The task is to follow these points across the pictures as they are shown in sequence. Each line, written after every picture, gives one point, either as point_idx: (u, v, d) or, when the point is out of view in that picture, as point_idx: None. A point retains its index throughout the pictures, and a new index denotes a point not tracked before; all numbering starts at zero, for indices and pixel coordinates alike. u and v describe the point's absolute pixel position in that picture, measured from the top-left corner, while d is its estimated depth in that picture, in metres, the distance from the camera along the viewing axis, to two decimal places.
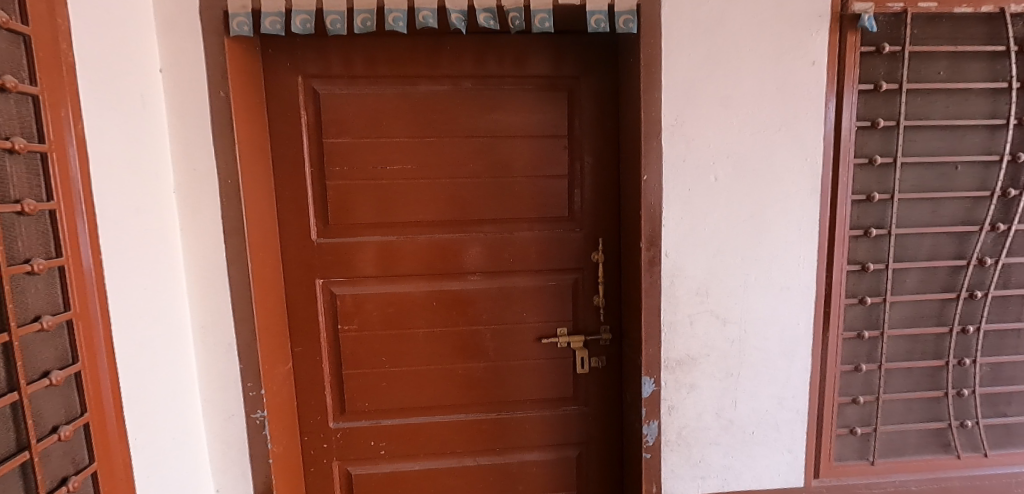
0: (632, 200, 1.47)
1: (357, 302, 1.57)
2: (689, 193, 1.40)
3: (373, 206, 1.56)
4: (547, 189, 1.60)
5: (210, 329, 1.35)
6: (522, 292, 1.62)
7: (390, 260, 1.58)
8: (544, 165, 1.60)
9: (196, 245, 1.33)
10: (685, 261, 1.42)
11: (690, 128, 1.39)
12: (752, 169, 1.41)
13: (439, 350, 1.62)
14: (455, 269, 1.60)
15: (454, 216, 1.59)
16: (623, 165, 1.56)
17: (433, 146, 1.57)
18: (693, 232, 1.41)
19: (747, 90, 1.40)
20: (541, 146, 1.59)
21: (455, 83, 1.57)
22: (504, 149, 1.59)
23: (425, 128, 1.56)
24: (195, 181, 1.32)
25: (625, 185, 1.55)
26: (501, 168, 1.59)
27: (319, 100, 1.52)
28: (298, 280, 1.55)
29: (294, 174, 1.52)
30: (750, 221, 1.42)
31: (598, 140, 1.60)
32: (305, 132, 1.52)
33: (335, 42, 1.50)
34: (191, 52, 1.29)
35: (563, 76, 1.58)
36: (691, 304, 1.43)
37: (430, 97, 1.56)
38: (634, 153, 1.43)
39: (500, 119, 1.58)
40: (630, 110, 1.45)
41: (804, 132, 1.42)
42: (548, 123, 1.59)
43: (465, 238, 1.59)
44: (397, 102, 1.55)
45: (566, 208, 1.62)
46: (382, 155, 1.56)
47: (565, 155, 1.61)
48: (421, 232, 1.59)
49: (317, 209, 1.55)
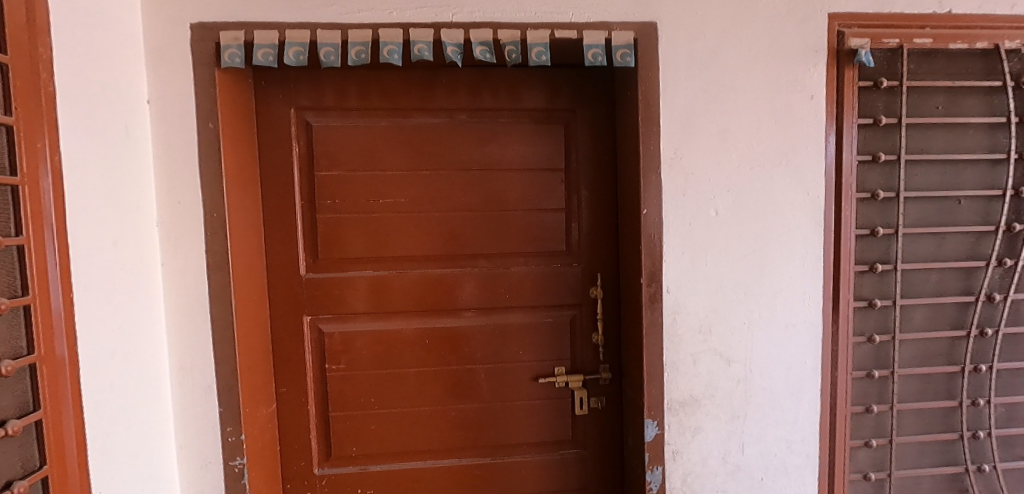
0: (631, 235, 1.43)
1: (346, 340, 1.51)
2: (690, 228, 1.37)
3: (364, 240, 1.52)
4: (544, 223, 1.57)
5: (190, 370, 1.28)
6: (518, 330, 1.56)
7: (382, 296, 1.52)
8: (540, 199, 1.57)
9: (177, 280, 1.27)
10: (687, 298, 1.37)
11: (689, 161, 1.36)
12: (753, 203, 1.38)
13: (431, 390, 1.55)
14: (449, 305, 1.55)
15: (448, 250, 1.55)
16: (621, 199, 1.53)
17: (427, 179, 1.54)
18: (695, 267, 1.37)
19: (746, 123, 1.38)
20: (537, 180, 1.56)
21: (449, 116, 1.55)
22: (499, 182, 1.55)
23: (419, 160, 1.53)
24: (179, 215, 1.27)
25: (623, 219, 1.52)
26: (496, 201, 1.55)
27: (311, 132, 1.49)
28: (285, 317, 1.49)
29: (283, 207, 1.48)
30: (753, 256, 1.38)
31: (595, 173, 1.58)
32: (295, 164, 1.49)
33: (329, 74, 1.48)
34: (179, 83, 1.26)
35: (559, 109, 1.57)
36: (694, 343, 1.38)
37: (424, 130, 1.53)
38: (633, 187, 1.40)
39: (495, 152, 1.55)
40: (628, 144, 1.43)
41: (804, 166, 1.39)
42: (545, 155, 1.57)
43: (459, 273, 1.55)
44: (390, 135, 1.52)
45: (563, 243, 1.58)
46: (374, 188, 1.52)
47: (562, 188, 1.58)
48: (413, 267, 1.54)
49: (306, 242, 1.50)
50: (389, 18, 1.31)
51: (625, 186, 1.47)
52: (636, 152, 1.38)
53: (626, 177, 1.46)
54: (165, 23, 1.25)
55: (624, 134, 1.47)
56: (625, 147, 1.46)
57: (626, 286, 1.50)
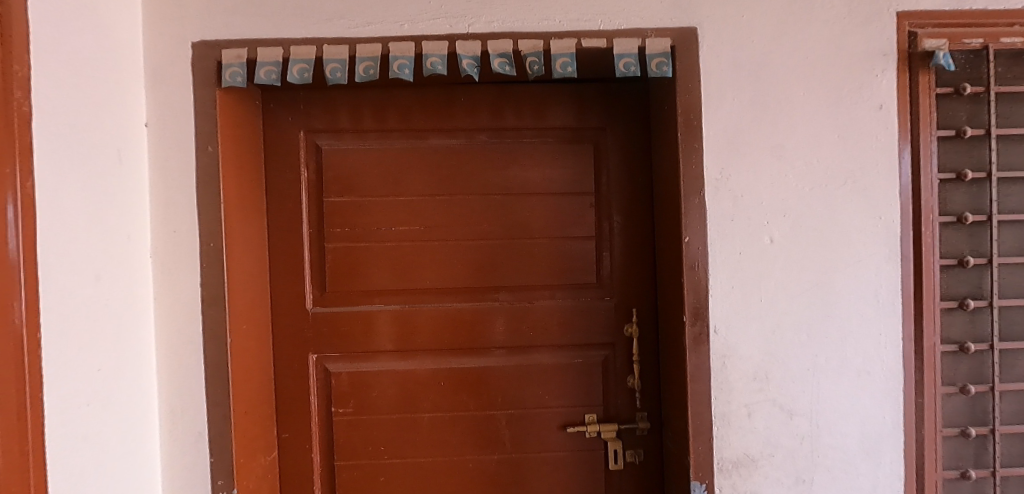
0: (670, 266, 1.26)
1: (354, 381, 1.38)
2: (740, 258, 1.19)
3: (375, 271, 1.40)
4: (572, 252, 1.42)
5: (180, 414, 1.17)
6: (543, 372, 1.40)
7: (394, 333, 1.39)
8: (568, 226, 1.42)
9: (170, 317, 1.17)
10: (739, 339, 1.19)
11: (738, 182, 1.19)
12: (813, 229, 1.19)
13: (447, 439, 1.40)
14: (466, 344, 1.40)
15: (467, 283, 1.41)
16: (657, 225, 1.37)
17: (444, 205, 1.41)
18: (747, 304, 1.19)
19: (803, 137, 1.20)
20: (565, 205, 1.42)
21: (469, 137, 1.43)
22: (523, 208, 1.42)
23: (435, 185, 1.42)
24: (173, 245, 1.18)
25: (660, 248, 1.35)
26: (520, 229, 1.42)
27: (321, 156, 1.40)
28: (289, 355, 1.37)
29: (290, 237, 1.38)
30: (815, 290, 1.19)
31: (629, 198, 1.42)
32: (304, 190, 1.40)
33: (341, 95, 1.40)
34: (178, 104, 1.18)
35: (588, 127, 1.43)
36: (748, 392, 1.18)
37: (441, 152, 1.42)
38: (672, 211, 1.24)
39: (518, 175, 1.42)
40: (666, 163, 1.27)
41: (873, 186, 1.20)
42: (573, 179, 1.43)
43: (477, 308, 1.40)
44: (405, 158, 1.41)
45: (593, 274, 1.42)
46: (388, 215, 1.41)
47: (591, 214, 1.43)
48: (428, 301, 1.41)
49: (313, 274, 1.40)
50: (401, 31, 1.20)
51: (662, 211, 1.31)
52: (675, 171, 1.22)
53: (663, 200, 1.30)
54: (166, 42, 1.19)
55: (660, 153, 1.31)
56: (661, 167, 1.31)
57: (666, 324, 1.32)
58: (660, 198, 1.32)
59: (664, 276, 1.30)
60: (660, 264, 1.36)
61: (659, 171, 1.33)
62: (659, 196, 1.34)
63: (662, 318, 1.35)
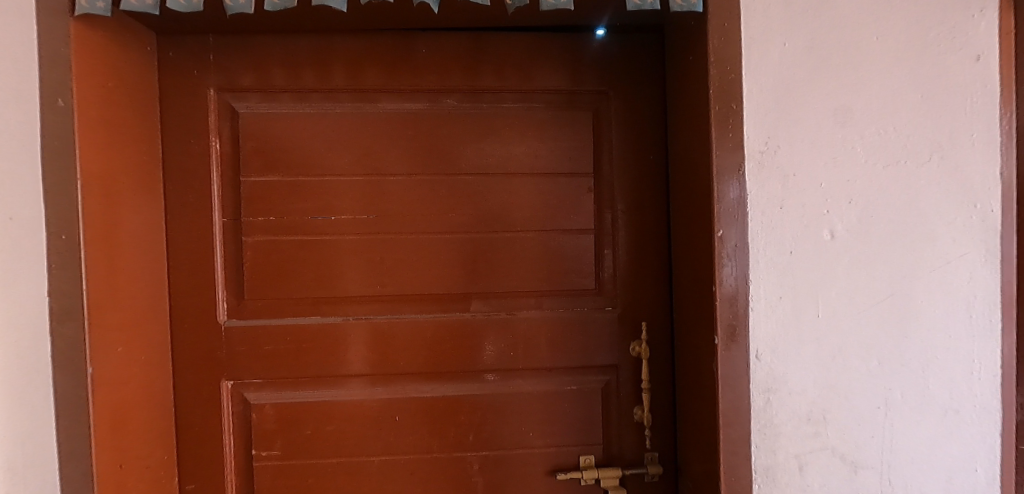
0: (694, 270, 0.95)
1: (283, 416, 1.07)
2: (791, 259, 0.88)
3: (310, 273, 1.08)
4: (565, 249, 1.11)
5: (23, 466, 0.88)
6: (527, 402, 1.10)
7: (333, 353, 1.07)
8: (560, 216, 1.11)
9: (5, 337, 0.87)
10: (788, 369, 0.89)
11: (790, 157, 0.88)
12: (888, 221, 0.89)
13: (402, 488, 1.09)
14: (428, 367, 1.09)
15: (430, 290, 1.09)
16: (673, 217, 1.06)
17: (400, 188, 1.10)
18: (799, 322, 0.89)
19: (876, 98, 0.89)
20: (554, 189, 1.11)
21: (432, 100, 1.10)
22: (501, 192, 1.10)
23: (388, 162, 1.09)
24: (11, 239, 0.87)
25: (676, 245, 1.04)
26: (497, 219, 1.10)
27: (238, 123, 1.07)
28: (195, 381, 1.05)
29: (196, 228, 1.06)
30: (889, 304, 0.90)
31: (636, 180, 1.11)
32: (215, 166, 1.07)
33: (264, 42, 1.07)
34: (18, 43, 0.85)
35: (585, 89, 1.11)
36: (800, 438, 0.89)
37: (396, 118, 1.10)
38: (697, 196, 0.92)
39: (495, 151, 1.11)
40: (688, 132, 0.96)
41: (968, 164, 0.90)
42: (565, 156, 1.11)
43: (442, 321, 1.09)
44: (349, 126, 1.09)
45: (589, 278, 1.11)
46: (326, 201, 1.08)
47: (588, 200, 1.12)
48: (378, 312, 1.09)
49: (228, 277, 1.07)
50: None
51: (680, 199, 1.00)
52: (702, 143, 0.90)
53: (681, 183, 0.99)
54: None
55: (678, 120, 1.00)
56: (680, 138, 1.00)
57: (685, 343, 1.01)
58: (677, 180, 1.01)
59: (684, 282, 1.00)
60: (675, 265, 1.06)
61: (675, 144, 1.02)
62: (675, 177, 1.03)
63: (678, 335, 1.05)
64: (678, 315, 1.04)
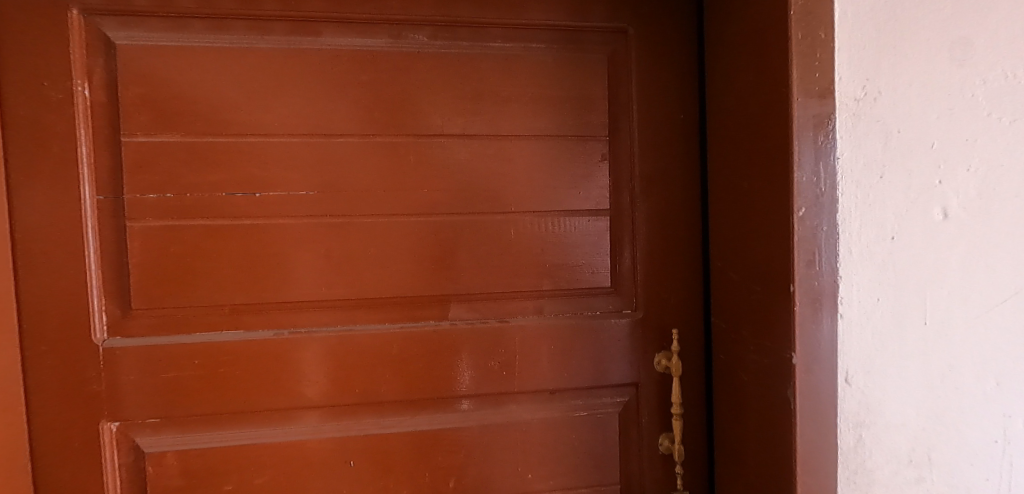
0: (748, 264, 0.71)
1: (192, 466, 0.79)
2: (893, 248, 0.65)
3: (229, 271, 0.79)
4: (570, 236, 0.85)
5: None
6: (522, 434, 0.85)
7: (262, 380, 0.79)
8: (564, 192, 0.85)
9: None
10: (886, 396, 0.66)
11: (891, 110, 0.64)
12: (1016, 195, 0.66)
13: None
14: (391, 394, 0.82)
15: (393, 291, 0.82)
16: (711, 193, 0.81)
17: (350, 155, 0.81)
18: (902, 332, 0.66)
19: (1003, 28, 0.66)
20: (556, 157, 0.85)
21: (394, 36, 0.82)
22: (486, 161, 0.84)
23: (334, 120, 0.81)
24: None
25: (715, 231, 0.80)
26: (481, 196, 0.84)
27: (118, 61, 0.77)
28: (63, 424, 0.75)
29: (57, 210, 0.75)
30: (1015, 305, 0.67)
31: (662, 145, 0.85)
32: (85, 121, 0.76)
33: None
34: None
35: (596, 25, 0.85)
36: (900, 487, 0.67)
37: (344, 61, 0.81)
38: (760, 162, 0.68)
39: (478, 105, 0.84)
40: (744, 75, 0.71)
41: None
42: (570, 113, 0.85)
43: (410, 333, 0.82)
44: (280, 70, 0.80)
45: (601, 274, 0.86)
46: (248, 173, 0.79)
47: (600, 170, 0.86)
48: (324, 322, 0.81)
49: (107, 278, 0.77)
50: None
51: (724, 168, 0.76)
52: (773, 87, 0.65)
53: (730, 147, 0.74)
54: None
55: (726, 61, 0.75)
56: (728, 85, 0.75)
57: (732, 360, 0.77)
58: (722, 142, 0.76)
59: (730, 278, 0.76)
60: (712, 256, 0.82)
61: (718, 95, 0.77)
62: (717, 140, 0.78)
63: (717, 345, 0.81)
64: (719, 320, 0.80)
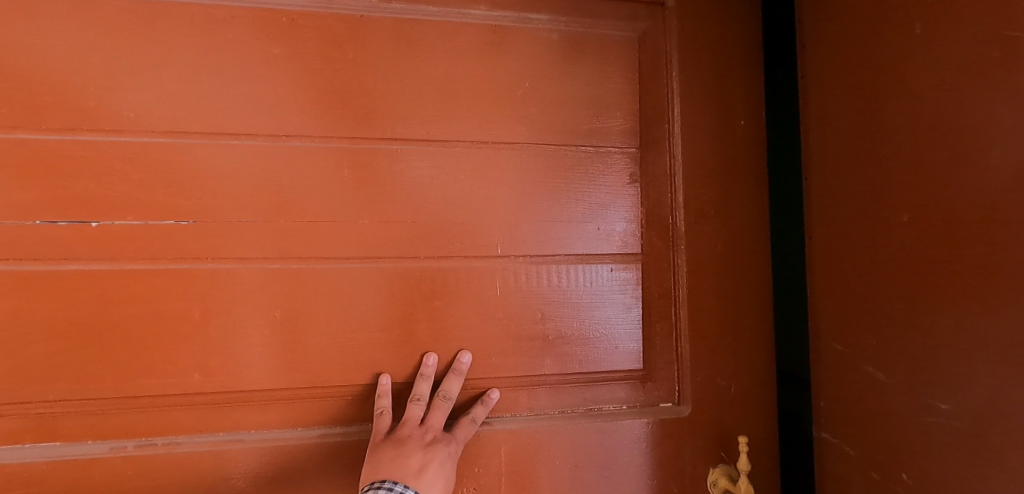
0: (921, 328, 0.44)
1: None
2: None
3: (48, 346, 0.50)
4: (586, 297, 0.58)
5: None
6: None
7: None
8: (576, 231, 0.58)
9: None
10: None
11: None
12: None
13: None
14: None
15: (309, 376, 0.54)
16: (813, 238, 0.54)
17: (252, 166, 0.54)
18: None
19: None
20: (565, 181, 0.58)
21: None
22: (463, 181, 0.57)
23: (231, 115, 0.53)
24: None
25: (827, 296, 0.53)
26: (453, 233, 0.56)
27: None
28: None
29: None
30: None
31: (716, 162, 0.58)
32: None
33: None
34: None
35: None
36: None
37: (246, 27, 0.54)
38: (958, 156, 0.42)
39: (450, 100, 0.57)
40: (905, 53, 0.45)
41: None
42: (584, 114, 0.58)
43: (329, 440, 0.54)
44: (143, 38, 0.52)
45: (626, 353, 0.58)
46: (84, 192, 0.51)
47: (629, 202, 0.59)
48: (197, 423, 0.53)
49: None
50: None
51: (864, 201, 0.49)
52: (998, 62, 0.40)
53: (873, 166, 0.48)
54: None
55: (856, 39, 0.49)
56: (869, 74, 0.48)
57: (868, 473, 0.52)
58: (855, 160, 0.50)
59: (877, 377, 0.48)
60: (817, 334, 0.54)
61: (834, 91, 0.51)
62: (838, 156, 0.51)
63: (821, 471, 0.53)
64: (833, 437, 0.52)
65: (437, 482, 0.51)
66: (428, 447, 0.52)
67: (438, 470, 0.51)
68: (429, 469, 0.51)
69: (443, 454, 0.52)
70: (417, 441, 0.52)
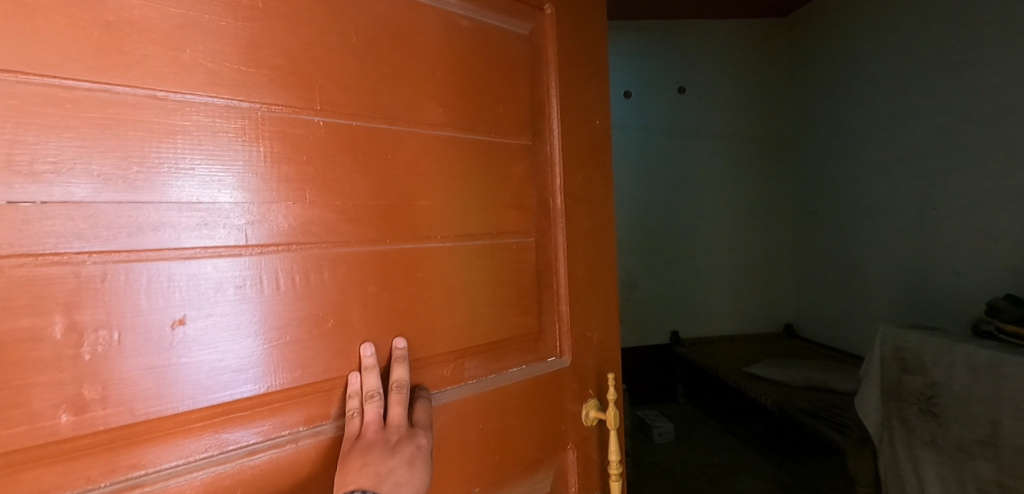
0: None
1: None
2: None
3: None
4: (221, 311, 0.47)
5: None
6: None
7: None
8: (196, 226, 0.46)
9: None
10: None
11: None
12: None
13: None
14: None
15: (230, 371, 0.47)
16: None
17: (146, 126, 0.44)
18: None
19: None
20: (234, 166, 0.48)
21: None
22: (363, 158, 0.54)
23: (102, 59, 0.42)
24: None
25: None
26: (383, 215, 0.55)
27: None
28: None
29: None
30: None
31: (583, 156, 0.70)
32: None
33: None
34: None
35: None
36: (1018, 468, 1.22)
37: None
38: None
39: (373, 73, 0.54)
40: None
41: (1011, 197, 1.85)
42: (486, 102, 0.62)
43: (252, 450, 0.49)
44: None
45: (473, 328, 0.61)
46: None
47: (254, 182, 0.48)
48: (67, 466, 0.42)
49: None
50: None
51: None
52: None
53: None
54: None
55: None
56: None
57: (1002, 401, 1.29)
58: None
59: None
60: None
61: None
62: None
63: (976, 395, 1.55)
64: None
65: (409, 481, 0.52)
66: (398, 448, 0.52)
67: (409, 470, 0.52)
68: (396, 471, 0.52)
69: (410, 452, 0.53)
70: (386, 444, 0.52)
